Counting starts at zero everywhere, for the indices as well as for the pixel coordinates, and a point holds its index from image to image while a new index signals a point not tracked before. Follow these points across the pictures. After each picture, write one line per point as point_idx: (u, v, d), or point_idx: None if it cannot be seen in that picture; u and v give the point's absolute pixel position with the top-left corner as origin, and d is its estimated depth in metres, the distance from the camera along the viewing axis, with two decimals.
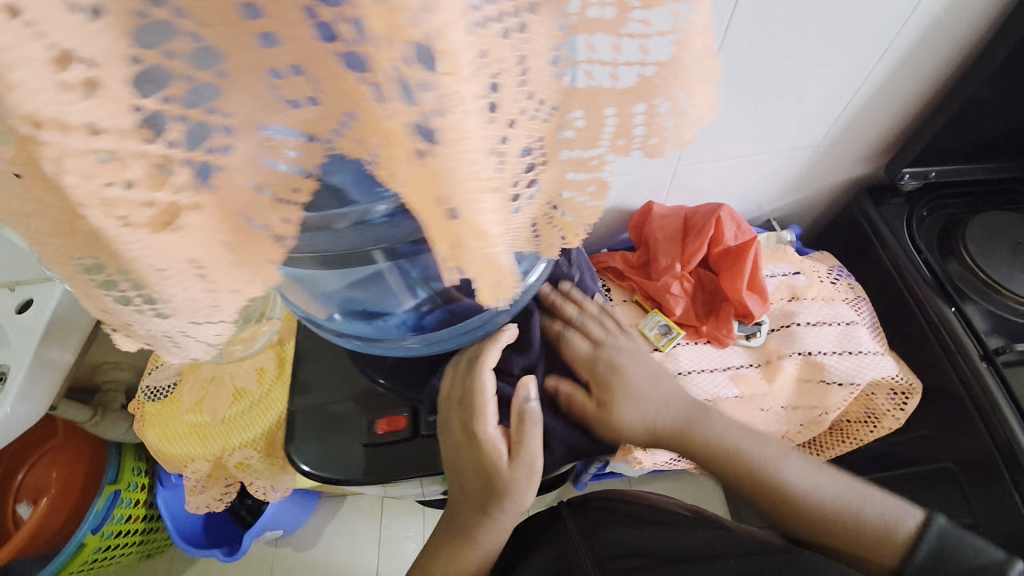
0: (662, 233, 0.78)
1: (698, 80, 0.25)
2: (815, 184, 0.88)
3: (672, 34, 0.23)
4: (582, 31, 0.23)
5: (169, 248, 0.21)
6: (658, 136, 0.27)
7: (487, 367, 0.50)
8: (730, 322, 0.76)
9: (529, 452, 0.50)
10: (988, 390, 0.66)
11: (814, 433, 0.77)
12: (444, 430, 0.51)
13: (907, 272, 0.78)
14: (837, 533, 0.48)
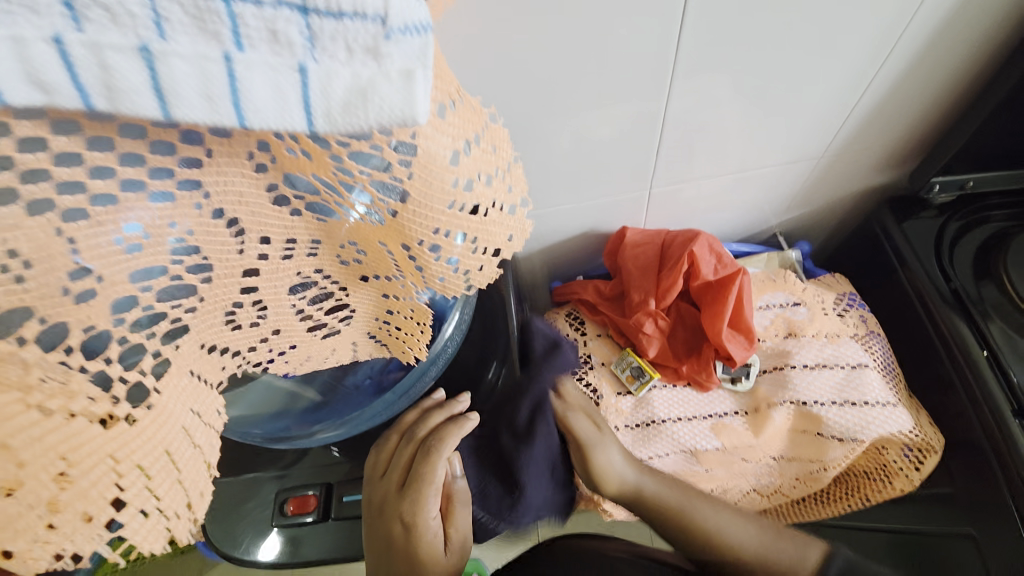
0: (635, 262, 0.71)
1: (468, 219, 0.20)
2: (826, 195, 0.76)
3: (393, 176, 0.18)
4: (294, 171, 0.19)
5: None
6: (440, 276, 0.22)
7: (442, 454, 0.46)
8: (711, 366, 0.66)
9: (465, 540, 0.47)
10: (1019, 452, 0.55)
11: (811, 488, 0.70)
12: (377, 508, 0.46)
13: (929, 301, 0.66)
14: (779, 564, 0.53)
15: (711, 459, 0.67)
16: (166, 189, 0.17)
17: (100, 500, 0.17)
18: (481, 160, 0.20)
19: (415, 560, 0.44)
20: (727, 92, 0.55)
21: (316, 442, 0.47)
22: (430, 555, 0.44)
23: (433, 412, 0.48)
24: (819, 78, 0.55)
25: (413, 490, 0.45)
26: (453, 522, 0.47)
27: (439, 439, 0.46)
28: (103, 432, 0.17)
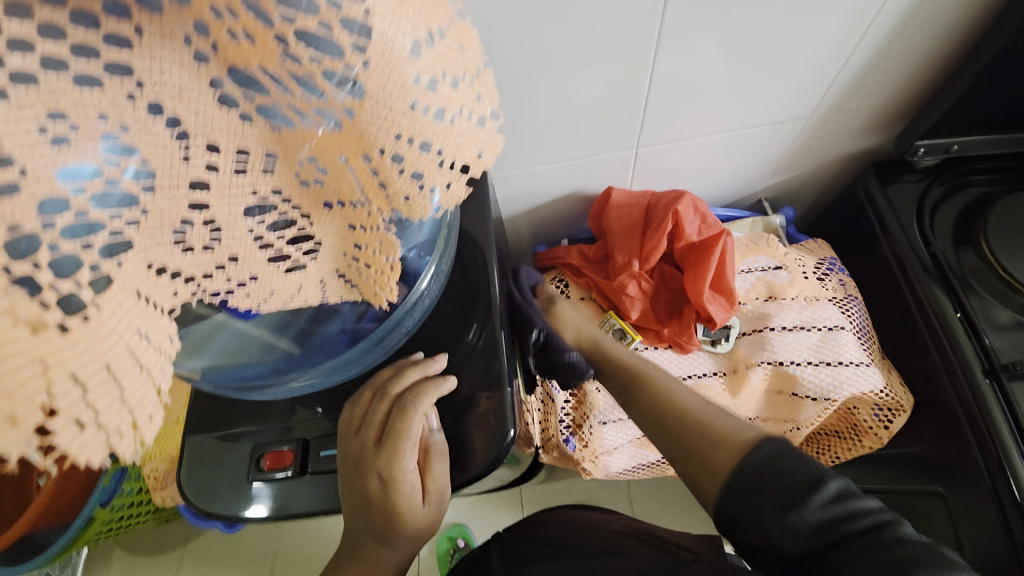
0: (619, 225, 0.70)
1: (433, 125, 0.19)
2: (810, 160, 0.75)
3: (349, 67, 0.17)
4: (241, 63, 0.18)
5: None
6: (407, 194, 0.21)
7: (418, 410, 0.45)
8: (693, 327, 0.67)
9: (444, 491, 0.46)
10: (987, 411, 0.57)
11: None
12: (353, 467, 0.45)
13: (908, 268, 0.67)
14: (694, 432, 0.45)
15: None
16: (92, 73, 0.16)
17: (27, 403, 0.16)
18: (446, 59, 0.19)
19: (397, 505, 0.45)
20: (715, 50, 0.53)
21: (289, 391, 0.45)
22: (410, 501, 0.45)
23: (408, 369, 0.47)
24: (807, 35, 0.53)
25: (390, 443, 0.44)
26: (431, 474, 0.46)
27: (416, 394, 0.45)
28: (29, 335, 0.15)
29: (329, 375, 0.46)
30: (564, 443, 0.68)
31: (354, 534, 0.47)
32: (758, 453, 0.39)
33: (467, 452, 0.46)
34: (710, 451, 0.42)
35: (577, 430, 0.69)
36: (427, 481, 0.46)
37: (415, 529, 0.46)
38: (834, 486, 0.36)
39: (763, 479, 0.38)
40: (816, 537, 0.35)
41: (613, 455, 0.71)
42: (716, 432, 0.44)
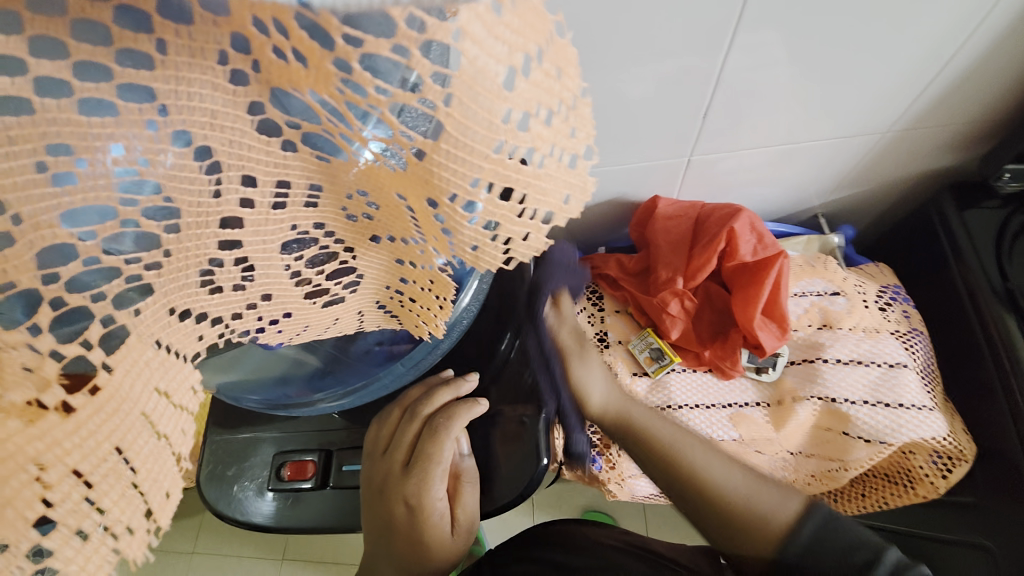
0: (666, 237, 0.65)
1: (513, 174, 0.15)
2: (879, 176, 0.69)
3: (420, 99, 0.14)
4: (288, 86, 0.14)
5: None
6: (473, 242, 0.17)
7: (451, 435, 0.41)
8: (738, 353, 0.62)
9: (473, 520, 0.43)
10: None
11: (824, 488, 0.65)
12: (378, 490, 0.42)
13: (983, 302, 0.61)
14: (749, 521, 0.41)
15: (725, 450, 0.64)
16: (103, 95, 0.13)
17: (18, 524, 0.14)
18: (542, 88, 0.15)
19: (423, 536, 0.41)
20: (789, 54, 0.48)
21: (318, 409, 0.43)
22: (437, 531, 0.41)
23: (438, 390, 0.43)
24: (898, 43, 0.47)
25: (419, 469, 0.41)
26: (460, 503, 0.42)
27: (449, 417, 0.42)
28: (25, 426, 0.14)
29: (360, 395, 0.44)
30: (589, 462, 0.65)
31: (373, 561, 0.44)
32: (807, 530, 0.40)
33: (494, 478, 0.44)
34: (739, 539, 0.41)
35: (604, 449, 0.66)
36: (455, 510, 0.43)
37: (438, 563, 0.42)
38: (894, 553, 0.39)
39: (810, 558, 0.39)
40: None
41: (640, 478, 0.67)
42: (756, 517, 0.42)
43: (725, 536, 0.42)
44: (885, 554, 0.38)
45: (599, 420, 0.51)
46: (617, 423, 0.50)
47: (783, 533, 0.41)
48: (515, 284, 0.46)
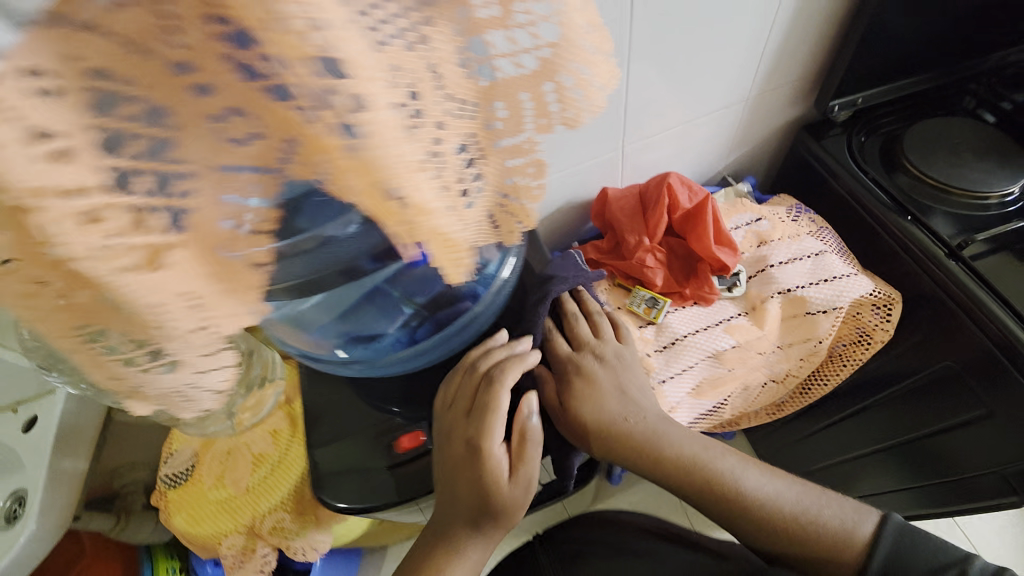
0: (623, 212, 0.82)
1: (591, 53, 0.30)
2: (755, 136, 0.93)
3: (552, 17, 0.28)
4: (478, 32, 0.26)
5: (159, 293, 0.21)
6: (573, 109, 0.31)
7: (503, 384, 0.52)
8: (711, 279, 0.78)
9: (531, 476, 0.52)
10: (966, 286, 0.68)
11: (814, 365, 0.79)
12: (451, 448, 0.53)
13: (863, 199, 0.80)
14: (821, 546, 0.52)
15: (731, 358, 0.77)
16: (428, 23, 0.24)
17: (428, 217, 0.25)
18: (588, 16, 0.31)
19: (490, 478, 0.50)
20: (675, 54, 0.69)
21: (386, 364, 0.59)
22: (500, 475, 0.51)
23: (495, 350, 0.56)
24: (734, 33, 0.71)
25: (479, 419, 0.52)
26: (523, 460, 0.51)
27: (502, 370, 0.53)
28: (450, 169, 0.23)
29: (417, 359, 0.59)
30: None
31: (449, 516, 0.53)
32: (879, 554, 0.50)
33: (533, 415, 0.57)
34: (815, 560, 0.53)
35: None
36: (514, 458, 0.51)
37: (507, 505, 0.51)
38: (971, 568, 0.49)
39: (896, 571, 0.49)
40: None
41: (677, 410, 0.76)
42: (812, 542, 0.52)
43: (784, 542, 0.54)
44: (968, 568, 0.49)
45: (624, 454, 0.57)
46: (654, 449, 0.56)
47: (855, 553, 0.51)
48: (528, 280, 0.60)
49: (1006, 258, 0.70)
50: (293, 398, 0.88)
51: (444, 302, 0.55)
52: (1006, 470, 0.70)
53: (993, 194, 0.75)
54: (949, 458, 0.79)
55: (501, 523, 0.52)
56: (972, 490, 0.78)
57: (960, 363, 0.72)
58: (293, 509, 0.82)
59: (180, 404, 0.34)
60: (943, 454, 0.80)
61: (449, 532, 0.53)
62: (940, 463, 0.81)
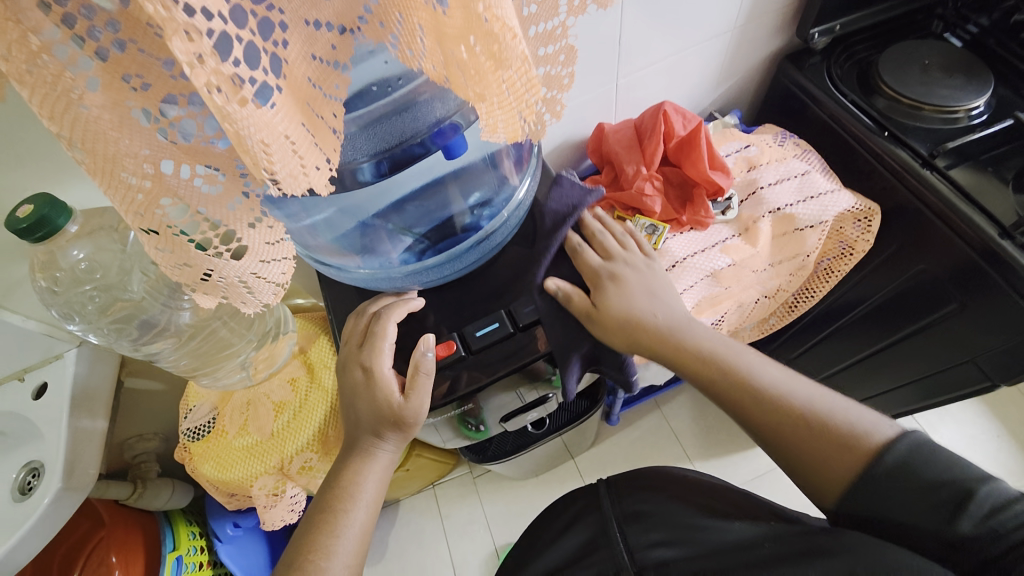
0: (620, 144, 0.84)
1: None
2: (739, 68, 0.96)
3: None
4: None
5: (268, 131, 0.23)
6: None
7: (389, 319, 0.58)
8: (706, 203, 0.82)
9: (420, 401, 0.56)
10: (942, 194, 0.74)
11: (802, 278, 0.85)
12: (346, 371, 0.58)
13: (843, 120, 0.85)
14: (834, 435, 0.50)
15: (727, 277, 0.81)
16: None
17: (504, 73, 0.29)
18: None
19: (372, 400, 0.56)
20: None
21: (399, 279, 0.62)
22: (383, 398, 0.56)
23: (394, 304, 0.59)
24: None
25: (368, 345, 0.58)
26: (410, 390, 0.57)
27: (389, 309, 0.59)
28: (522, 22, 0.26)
29: (426, 275, 0.62)
30: None
31: (357, 428, 0.58)
32: (893, 451, 0.46)
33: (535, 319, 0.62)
34: (828, 459, 0.49)
35: None
36: (406, 387, 0.57)
37: (374, 423, 0.57)
38: (983, 490, 0.41)
39: (897, 471, 0.45)
40: (976, 529, 0.39)
41: None
42: (832, 437, 0.50)
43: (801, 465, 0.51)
44: (975, 486, 0.41)
45: (659, 335, 0.62)
46: (675, 342, 0.61)
47: (868, 448, 0.48)
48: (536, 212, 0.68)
49: (978, 165, 0.75)
50: (309, 346, 0.89)
51: (442, 234, 0.62)
52: (979, 357, 0.79)
53: (962, 108, 0.80)
54: (917, 361, 0.90)
55: (407, 434, 0.58)
56: (944, 382, 0.89)
57: (938, 268, 0.77)
58: (320, 449, 0.85)
59: (243, 294, 0.36)
60: (910, 356, 0.90)
61: (357, 447, 0.58)
62: (912, 366, 0.91)
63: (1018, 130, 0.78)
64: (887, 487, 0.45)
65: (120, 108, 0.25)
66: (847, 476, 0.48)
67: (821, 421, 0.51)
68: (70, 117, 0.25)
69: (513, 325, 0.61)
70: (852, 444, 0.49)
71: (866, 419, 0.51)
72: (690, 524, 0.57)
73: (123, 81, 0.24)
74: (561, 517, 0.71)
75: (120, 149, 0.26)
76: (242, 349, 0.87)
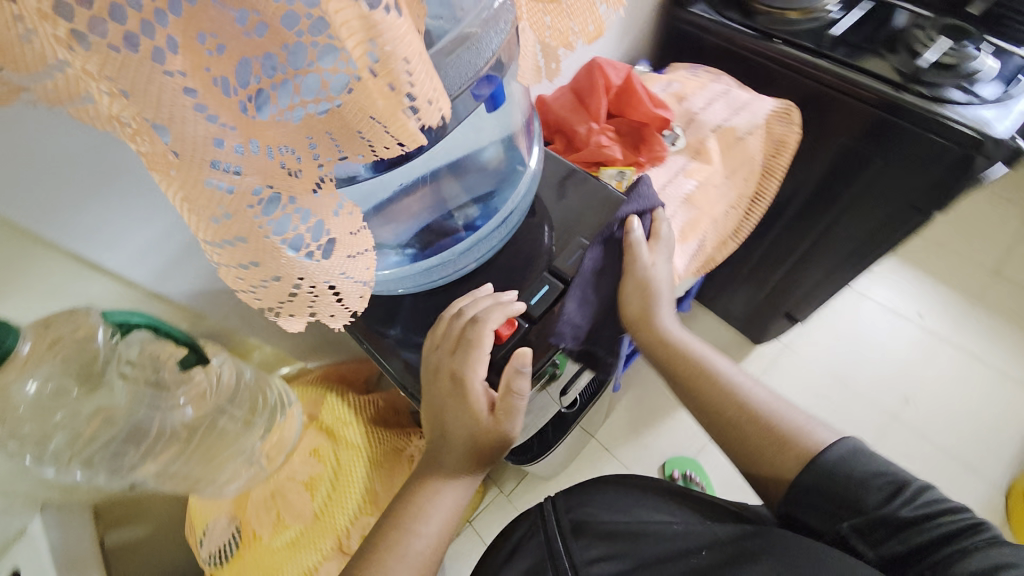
0: (565, 109, 0.87)
1: None
2: (636, 22, 1.04)
3: None
4: None
5: (400, 46, 0.23)
6: None
7: (487, 324, 0.54)
8: (658, 138, 0.87)
9: (512, 410, 0.54)
10: (838, 73, 0.85)
11: (754, 182, 0.94)
12: (434, 380, 0.55)
13: (738, 40, 0.95)
14: (782, 438, 0.55)
15: (699, 198, 0.87)
16: None
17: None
18: None
19: (463, 415, 0.54)
20: None
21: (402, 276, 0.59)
22: (476, 415, 0.54)
23: (481, 300, 0.57)
24: None
25: (462, 351, 0.54)
26: (501, 403, 0.54)
27: (485, 312, 0.55)
28: None
29: (429, 272, 0.60)
30: None
31: (449, 441, 0.55)
32: (834, 454, 0.51)
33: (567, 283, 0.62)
34: (775, 457, 0.55)
35: None
36: (496, 405, 0.54)
37: (470, 435, 0.54)
38: (912, 493, 0.48)
39: (839, 479, 0.50)
40: (906, 531, 0.46)
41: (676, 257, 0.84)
42: (781, 435, 0.56)
43: (761, 457, 0.56)
44: (909, 492, 0.48)
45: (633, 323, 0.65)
46: (648, 344, 0.65)
47: (809, 450, 0.53)
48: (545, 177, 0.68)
49: (852, 46, 0.88)
50: (322, 411, 0.83)
51: (444, 227, 0.59)
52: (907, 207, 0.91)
53: (821, 4, 0.92)
54: (857, 229, 1.01)
55: (498, 448, 0.56)
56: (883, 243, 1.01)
57: (855, 136, 0.90)
58: (373, 512, 0.78)
59: (330, 304, 0.34)
60: (852, 224, 1.01)
61: (447, 465, 0.54)
62: (853, 235, 1.02)
63: (869, 11, 0.92)
64: (831, 484, 0.50)
65: (198, 73, 0.23)
66: (794, 471, 0.53)
67: (770, 419, 0.57)
68: (142, 87, 0.22)
69: (564, 280, 0.60)
70: (796, 449, 0.54)
71: (807, 424, 0.56)
72: (632, 531, 0.60)
73: (198, 37, 0.22)
74: (507, 541, 0.66)
75: (203, 129, 0.24)
76: (247, 441, 0.76)
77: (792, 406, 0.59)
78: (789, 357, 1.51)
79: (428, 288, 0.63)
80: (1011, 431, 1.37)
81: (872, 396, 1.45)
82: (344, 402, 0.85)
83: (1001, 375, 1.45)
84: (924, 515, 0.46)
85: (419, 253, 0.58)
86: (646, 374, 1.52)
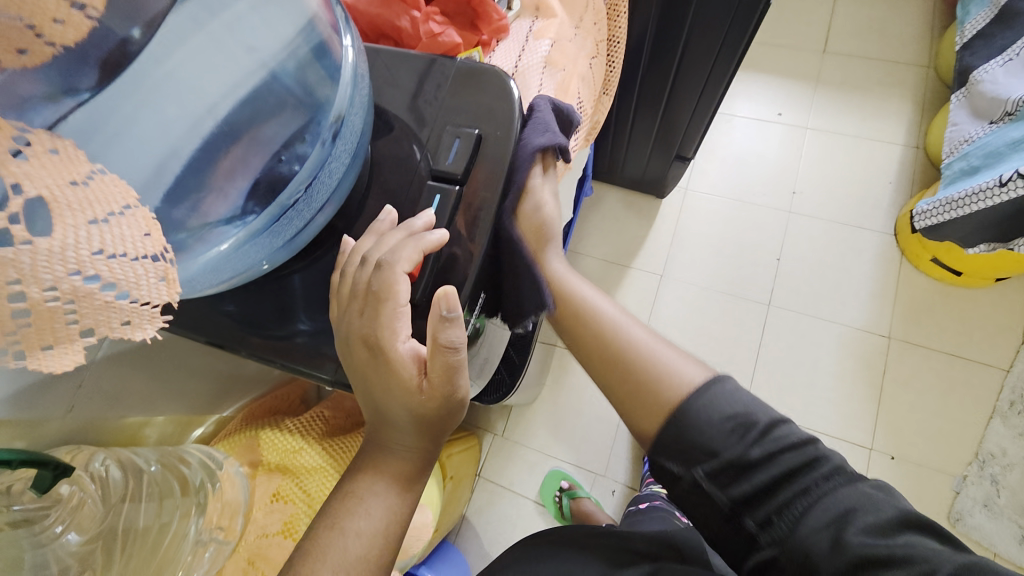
0: (375, 6, 0.71)
1: None
2: None
3: None
4: None
5: None
6: None
7: (396, 267, 0.46)
8: (491, 6, 0.75)
9: (448, 365, 0.46)
10: None
11: (603, 25, 0.88)
12: (351, 352, 0.48)
13: None
14: (644, 394, 0.61)
15: (558, 56, 0.79)
16: None
17: None
18: None
19: (389, 383, 0.47)
20: None
21: (241, 258, 0.45)
22: (405, 381, 0.47)
23: (368, 244, 0.49)
24: None
25: (372, 308, 0.47)
26: (432, 360, 0.46)
27: (388, 253, 0.47)
28: None
29: (281, 241, 0.47)
30: None
31: (386, 415, 0.49)
32: (694, 400, 0.58)
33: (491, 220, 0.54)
34: (643, 405, 0.61)
35: None
36: (426, 363, 0.46)
37: (408, 401, 0.47)
38: (776, 434, 0.56)
39: (689, 448, 0.57)
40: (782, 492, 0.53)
41: None
42: (648, 403, 0.61)
43: (631, 402, 0.62)
44: (766, 430, 0.56)
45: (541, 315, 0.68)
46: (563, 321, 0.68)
47: (667, 408, 0.59)
48: (396, 75, 0.56)
49: None
50: (267, 449, 0.76)
51: (268, 180, 0.45)
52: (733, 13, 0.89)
53: None
54: (698, 54, 1.00)
55: (449, 413, 0.48)
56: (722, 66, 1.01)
57: None
58: None
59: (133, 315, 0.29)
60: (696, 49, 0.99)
61: (396, 435, 0.49)
62: (704, 57, 1.00)
63: None
64: (690, 442, 0.57)
65: None
66: (656, 428, 0.59)
67: (631, 372, 0.62)
68: None
69: (455, 184, 0.51)
70: (660, 403, 0.60)
71: (670, 369, 0.62)
72: None
73: None
74: None
75: None
76: (184, 524, 0.61)
77: (669, 350, 0.64)
78: (692, 197, 1.58)
79: (312, 259, 0.53)
80: (877, 181, 1.56)
81: (768, 200, 1.56)
82: (287, 431, 0.78)
83: (857, 138, 1.61)
84: (782, 463, 0.54)
85: (250, 219, 0.44)
86: (578, 266, 1.53)
